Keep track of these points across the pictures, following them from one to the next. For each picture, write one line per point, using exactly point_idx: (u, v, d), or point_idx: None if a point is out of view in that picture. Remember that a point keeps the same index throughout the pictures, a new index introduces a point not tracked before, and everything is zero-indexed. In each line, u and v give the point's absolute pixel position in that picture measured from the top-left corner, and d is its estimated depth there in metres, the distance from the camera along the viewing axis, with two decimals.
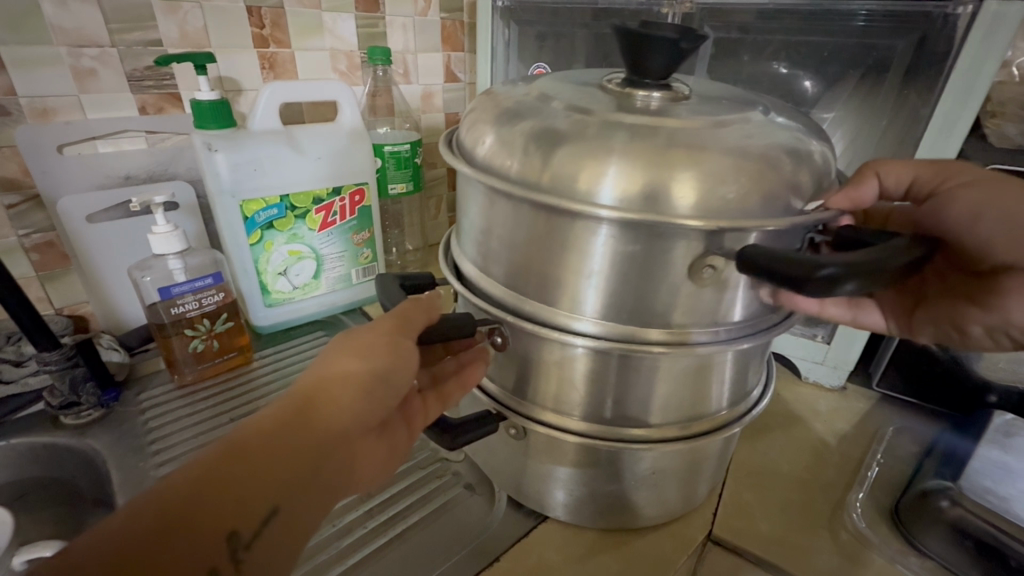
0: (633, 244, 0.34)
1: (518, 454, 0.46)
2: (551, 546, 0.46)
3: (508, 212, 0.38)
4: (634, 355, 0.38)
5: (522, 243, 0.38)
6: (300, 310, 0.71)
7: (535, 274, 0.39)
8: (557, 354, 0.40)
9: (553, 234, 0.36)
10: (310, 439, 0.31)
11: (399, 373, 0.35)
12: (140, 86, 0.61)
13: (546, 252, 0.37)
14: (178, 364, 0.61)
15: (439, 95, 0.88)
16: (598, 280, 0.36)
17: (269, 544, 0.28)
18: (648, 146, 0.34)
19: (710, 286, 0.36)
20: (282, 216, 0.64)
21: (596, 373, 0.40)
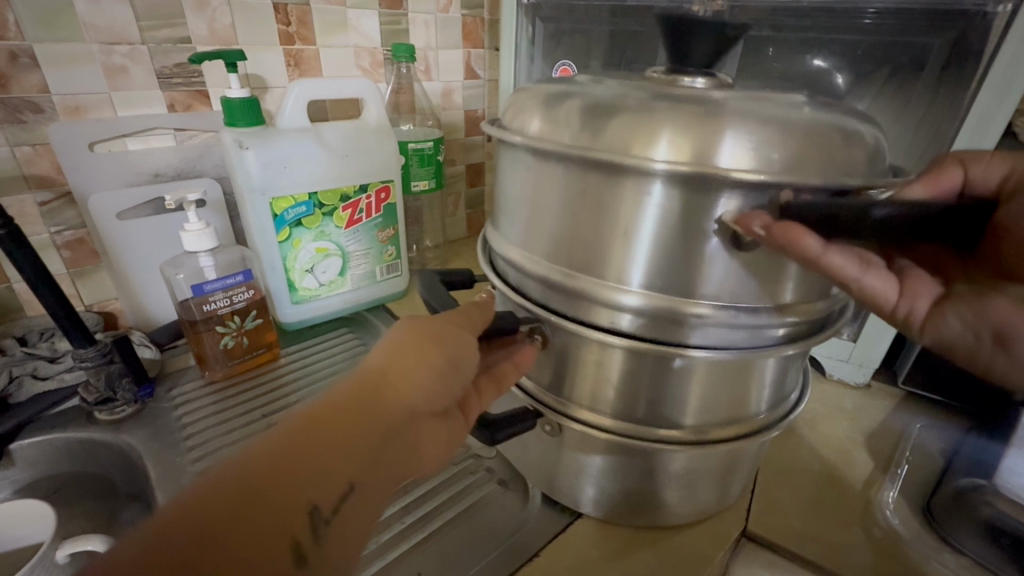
0: (691, 204, 0.33)
1: (552, 451, 0.47)
2: (587, 542, 0.46)
3: (555, 184, 0.37)
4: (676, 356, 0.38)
5: (569, 212, 0.37)
6: (325, 307, 0.71)
7: (583, 244, 0.37)
8: (596, 352, 0.40)
9: (601, 198, 0.35)
10: (382, 420, 0.32)
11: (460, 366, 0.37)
12: (169, 83, 0.61)
13: (592, 216, 0.36)
14: (209, 361, 0.61)
15: (459, 91, 0.88)
16: (645, 243, 0.35)
17: (343, 522, 0.29)
18: (701, 127, 0.33)
19: (757, 278, 0.35)
20: (310, 213, 0.64)
21: (635, 371, 0.40)
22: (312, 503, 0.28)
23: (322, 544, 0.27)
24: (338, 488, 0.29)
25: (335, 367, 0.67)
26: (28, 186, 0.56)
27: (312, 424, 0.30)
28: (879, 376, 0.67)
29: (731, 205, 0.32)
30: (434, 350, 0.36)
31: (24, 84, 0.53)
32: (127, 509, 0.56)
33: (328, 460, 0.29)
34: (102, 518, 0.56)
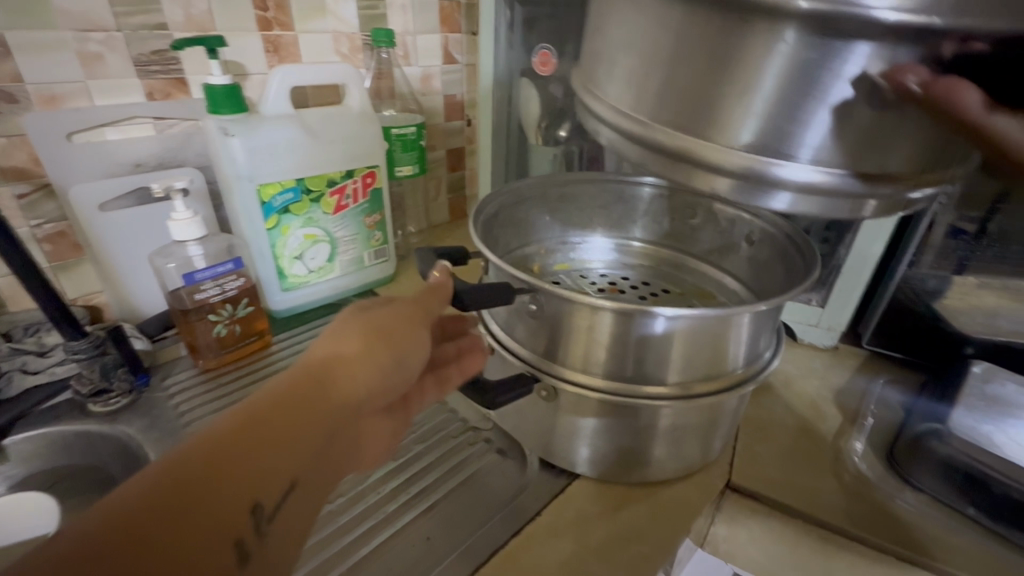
0: (822, 58, 0.26)
1: (547, 417, 0.49)
2: (583, 499, 0.49)
3: (668, 31, 0.29)
4: (662, 320, 0.41)
5: (672, 66, 0.29)
6: (315, 293, 0.72)
7: (690, 101, 0.29)
8: (586, 319, 0.43)
9: (715, 51, 0.28)
10: (328, 418, 0.33)
11: (406, 361, 0.38)
12: (147, 70, 0.60)
13: (700, 67, 0.28)
14: (201, 350, 0.62)
15: (438, 76, 0.88)
16: (760, 102, 0.28)
17: (280, 519, 0.30)
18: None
19: (868, 157, 0.28)
20: (297, 200, 0.64)
21: (625, 334, 0.42)
22: (256, 501, 0.28)
23: (261, 542, 0.29)
24: (282, 487, 0.30)
25: None
26: (5, 179, 0.55)
27: (259, 419, 0.30)
28: (845, 339, 0.72)
29: (879, 56, 0.25)
30: (383, 344, 0.37)
31: None
32: None
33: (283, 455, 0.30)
34: None
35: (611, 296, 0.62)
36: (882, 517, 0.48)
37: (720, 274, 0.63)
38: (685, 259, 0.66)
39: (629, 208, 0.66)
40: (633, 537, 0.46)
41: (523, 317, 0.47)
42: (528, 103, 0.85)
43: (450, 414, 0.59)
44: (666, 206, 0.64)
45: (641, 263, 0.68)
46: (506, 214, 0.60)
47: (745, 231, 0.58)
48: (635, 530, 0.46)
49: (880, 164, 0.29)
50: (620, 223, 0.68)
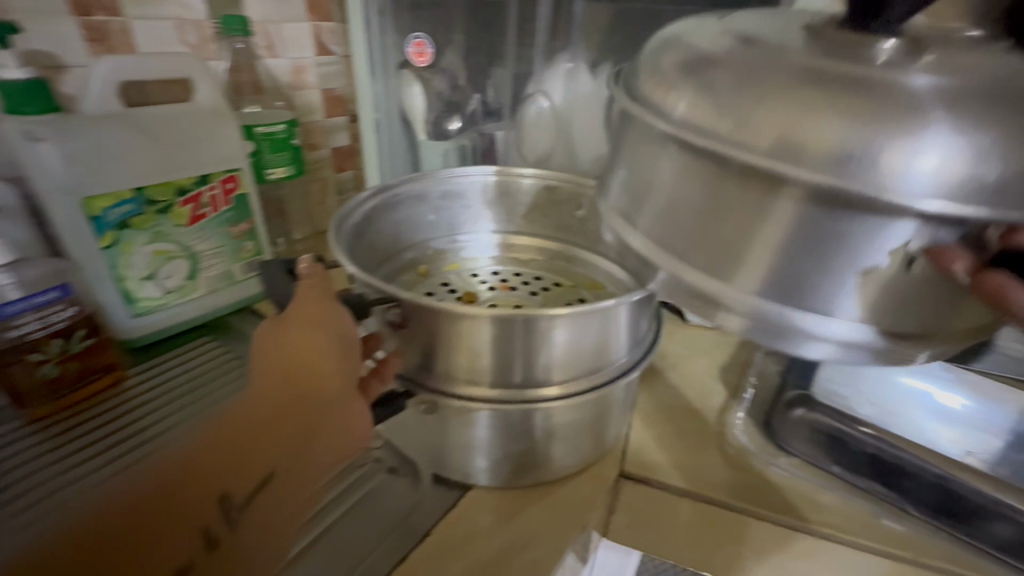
0: (846, 224, 0.29)
1: (434, 430, 0.46)
2: (478, 510, 0.47)
3: (699, 178, 0.32)
4: (534, 320, 0.39)
5: (704, 212, 0.32)
6: (177, 315, 0.64)
7: (724, 254, 0.33)
8: (457, 327, 0.40)
9: (742, 211, 0.31)
10: (283, 418, 0.36)
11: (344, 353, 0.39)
12: None
13: (733, 224, 0.32)
14: (28, 396, 0.52)
15: (311, 69, 0.81)
16: (775, 255, 0.31)
17: (263, 506, 0.34)
18: (920, 117, 0.27)
19: (900, 316, 0.32)
20: (138, 212, 0.56)
21: (502, 339, 0.41)
22: (220, 494, 0.33)
23: (238, 527, 0.33)
24: (249, 481, 0.34)
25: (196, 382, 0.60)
26: None
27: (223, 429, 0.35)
28: None
29: (921, 234, 0.28)
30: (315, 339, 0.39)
31: None
32: None
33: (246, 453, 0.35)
34: None
35: (502, 294, 0.61)
36: (758, 485, 0.50)
37: (608, 264, 0.63)
38: (576, 250, 0.66)
39: (516, 202, 0.64)
40: (527, 543, 0.45)
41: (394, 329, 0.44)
42: (412, 99, 0.80)
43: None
44: (552, 198, 0.63)
45: (533, 258, 0.67)
46: (380, 217, 0.57)
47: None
48: (530, 534, 0.45)
49: (939, 322, 0.33)
50: (509, 218, 0.66)
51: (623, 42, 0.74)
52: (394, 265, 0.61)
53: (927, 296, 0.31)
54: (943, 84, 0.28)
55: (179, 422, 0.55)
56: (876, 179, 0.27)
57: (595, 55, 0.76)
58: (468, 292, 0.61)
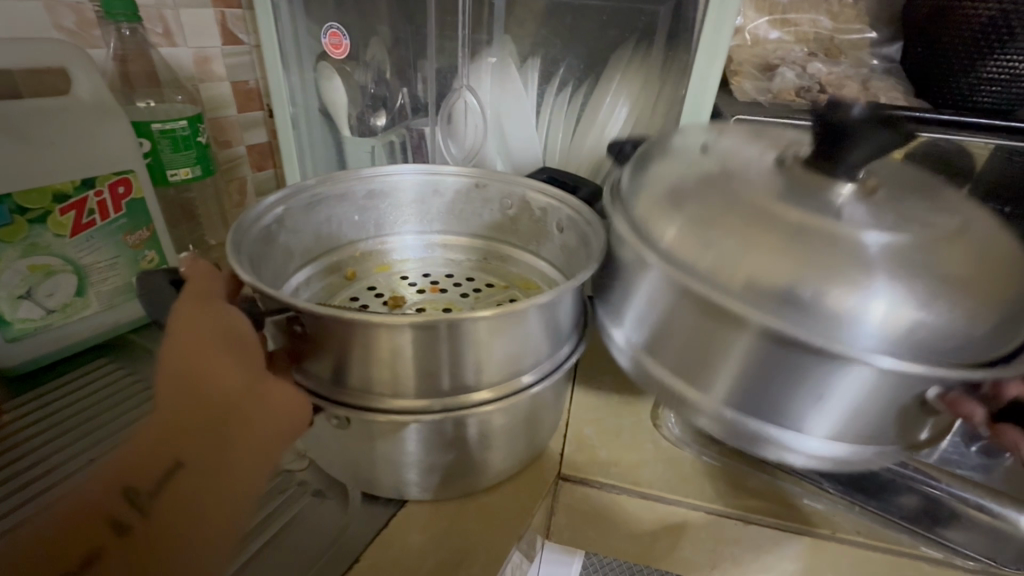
0: (792, 360, 0.35)
1: (358, 449, 0.43)
2: (413, 526, 0.45)
3: (681, 306, 0.39)
4: (456, 324, 0.37)
5: (692, 336, 0.39)
6: (67, 337, 0.56)
7: (699, 366, 0.40)
8: (375, 340, 0.38)
9: (713, 340, 0.38)
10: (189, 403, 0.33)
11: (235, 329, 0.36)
12: None
13: (709, 350, 0.39)
14: None
15: (218, 60, 0.74)
16: (741, 374, 0.38)
17: (177, 500, 0.31)
18: (865, 269, 0.34)
19: (878, 437, 0.38)
20: (4, 223, 0.49)
21: (424, 347, 0.38)
22: (123, 485, 0.31)
23: (151, 515, 0.30)
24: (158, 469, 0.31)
25: (92, 413, 0.54)
26: None
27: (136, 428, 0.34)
28: None
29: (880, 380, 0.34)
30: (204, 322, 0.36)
31: None
32: None
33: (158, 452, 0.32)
34: None
35: (430, 297, 0.60)
36: (693, 475, 0.52)
37: (541, 262, 0.62)
38: (508, 249, 0.64)
39: (443, 201, 0.62)
40: (465, 556, 0.43)
41: (302, 343, 0.40)
42: (334, 93, 0.76)
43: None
44: (481, 196, 0.60)
45: (464, 258, 0.66)
46: (293, 220, 0.53)
47: (556, 218, 0.57)
48: (469, 546, 0.44)
49: (911, 436, 0.39)
50: (436, 218, 0.64)
51: (550, 37, 0.73)
52: (315, 271, 0.59)
53: (897, 414, 0.36)
54: (893, 241, 0.35)
55: (71, 462, 0.49)
56: (840, 334, 0.33)
57: (522, 50, 0.75)
58: (395, 296, 0.60)
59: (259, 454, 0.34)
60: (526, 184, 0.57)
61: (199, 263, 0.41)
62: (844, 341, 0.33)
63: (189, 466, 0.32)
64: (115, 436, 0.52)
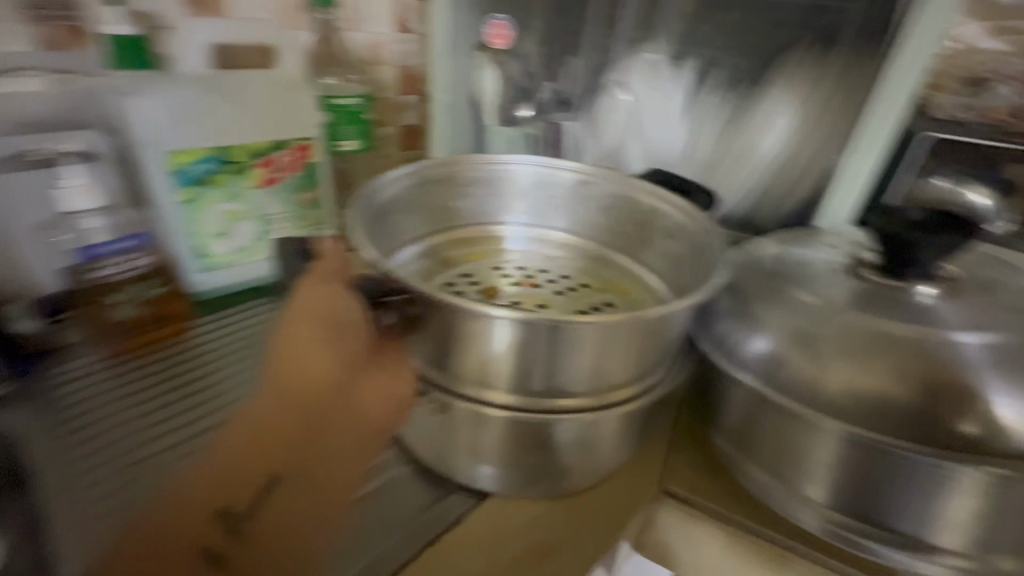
0: (899, 468, 0.39)
1: (444, 428, 0.44)
2: (510, 510, 0.46)
3: (775, 415, 0.44)
4: (559, 327, 0.37)
5: (785, 442, 0.44)
6: (243, 275, 0.65)
7: (795, 464, 0.44)
8: (479, 324, 0.39)
9: (807, 443, 0.42)
10: (288, 415, 0.36)
11: (336, 340, 0.39)
12: (40, 16, 0.53)
13: (803, 452, 0.43)
14: (105, 333, 0.56)
15: (388, 46, 0.81)
16: (842, 472, 0.42)
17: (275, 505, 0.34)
18: (962, 376, 0.39)
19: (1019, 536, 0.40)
20: (217, 171, 0.59)
21: (522, 342, 0.39)
22: (227, 502, 0.33)
23: (257, 524, 0.33)
24: (253, 487, 0.34)
25: (249, 343, 0.61)
26: None
27: (234, 435, 0.36)
28: None
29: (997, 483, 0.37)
30: (313, 325, 0.40)
31: None
32: None
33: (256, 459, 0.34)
34: None
35: (526, 292, 0.58)
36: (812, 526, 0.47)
37: (646, 272, 0.60)
38: (610, 254, 0.62)
39: (552, 196, 0.62)
40: (558, 550, 0.44)
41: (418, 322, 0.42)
42: (483, 83, 0.80)
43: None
44: (585, 194, 0.60)
45: (561, 256, 0.63)
46: (408, 202, 0.56)
47: (662, 225, 0.56)
48: (562, 542, 0.44)
49: None
50: (544, 212, 0.63)
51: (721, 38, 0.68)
52: (426, 250, 0.60)
53: None
54: (983, 343, 0.40)
55: (228, 382, 0.56)
56: (943, 433, 0.38)
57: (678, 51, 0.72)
58: (490, 287, 0.58)
59: (351, 451, 0.36)
60: (634, 187, 0.56)
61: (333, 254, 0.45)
62: (952, 443, 0.38)
63: (285, 479, 0.34)
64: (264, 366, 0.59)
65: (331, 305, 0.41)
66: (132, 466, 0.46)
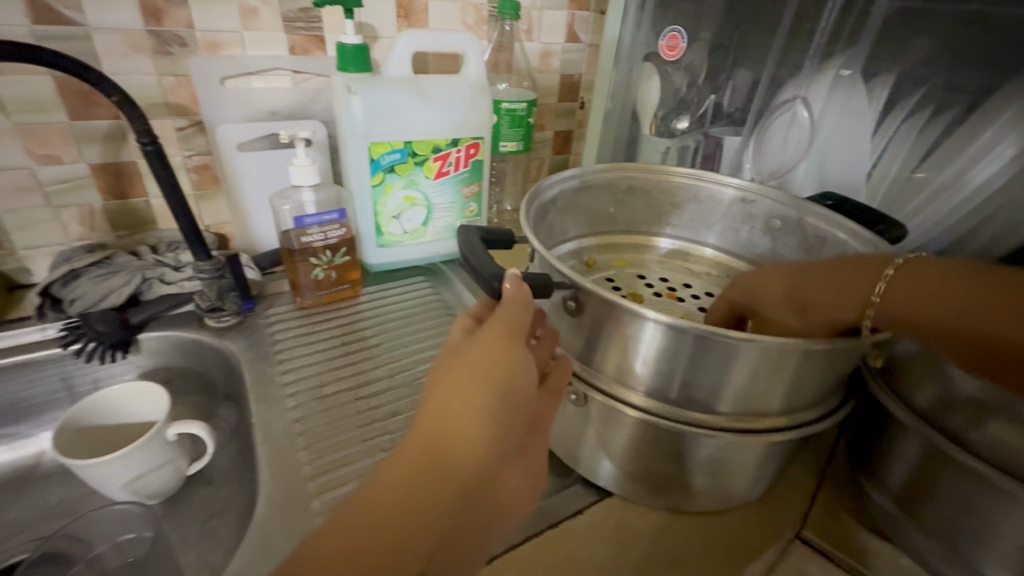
0: None
1: (577, 421, 0.47)
2: (629, 512, 0.47)
3: (957, 482, 0.41)
4: (707, 334, 0.36)
5: (961, 511, 0.41)
6: (408, 254, 0.74)
7: (971, 539, 0.41)
8: (627, 327, 0.39)
9: (989, 515, 0.40)
10: (437, 490, 0.29)
11: (512, 400, 0.33)
12: (293, 26, 0.65)
13: (983, 527, 0.40)
14: (301, 289, 0.67)
15: (557, 54, 0.85)
16: None
17: None
18: None
19: None
20: (403, 161, 0.66)
21: (667, 350, 0.38)
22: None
23: None
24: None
25: (410, 314, 0.70)
26: (168, 112, 0.62)
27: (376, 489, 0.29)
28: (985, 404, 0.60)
29: None
30: (493, 377, 0.33)
31: (174, 19, 0.59)
32: (222, 407, 0.64)
33: (403, 535, 0.28)
34: (202, 411, 0.64)
35: (667, 303, 0.57)
36: None
37: None
38: None
39: (708, 210, 0.61)
40: (678, 564, 0.44)
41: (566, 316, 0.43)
42: (648, 91, 0.80)
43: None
44: (745, 212, 0.58)
45: (706, 273, 0.63)
46: (568, 201, 0.57)
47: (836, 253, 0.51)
48: (683, 557, 0.44)
49: None
50: (695, 226, 0.63)
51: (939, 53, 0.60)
52: (585, 243, 0.63)
53: None
54: None
55: (391, 345, 0.64)
56: None
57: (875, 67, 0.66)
58: (633, 293, 0.58)
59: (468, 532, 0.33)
60: (809, 208, 0.52)
61: (525, 285, 0.38)
62: None
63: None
64: (421, 336, 0.66)
65: (513, 345, 0.35)
66: (314, 401, 0.56)
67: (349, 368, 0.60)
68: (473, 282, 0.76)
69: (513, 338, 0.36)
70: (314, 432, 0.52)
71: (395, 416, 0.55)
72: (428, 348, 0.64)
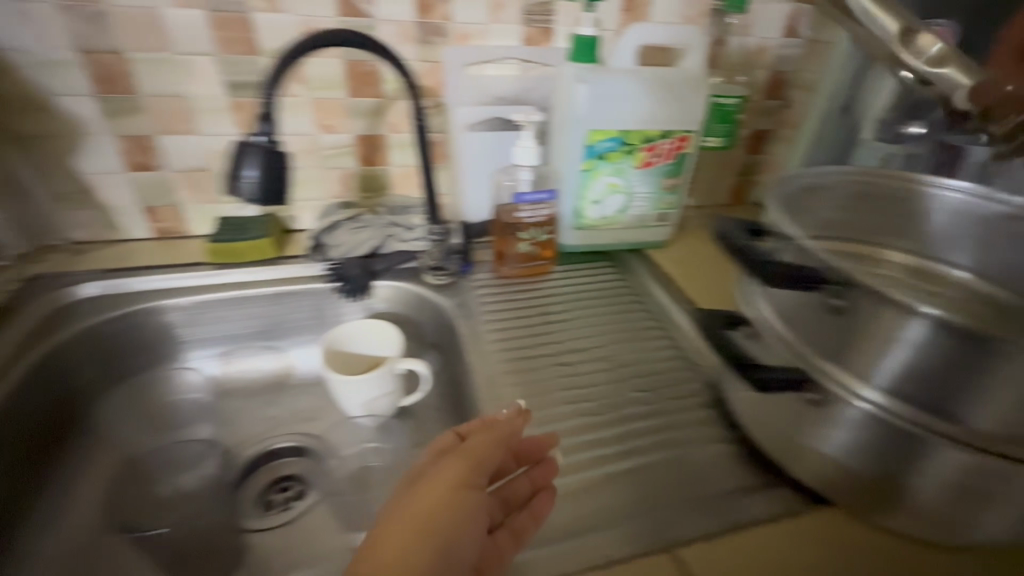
0: None
1: (796, 417, 0.46)
2: (846, 529, 0.45)
3: None
4: (981, 336, 0.36)
5: None
6: (600, 239, 0.77)
7: None
8: (883, 325, 0.39)
9: None
10: None
11: (462, 522, 0.39)
12: (529, 19, 0.71)
13: None
14: (505, 259, 0.74)
15: (770, 50, 0.81)
16: None
17: None
18: None
19: None
20: (614, 149, 0.69)
21: (930, 351, 0.38)
22: None
23: None
24: None
25: (599, 295, 0.73)
26: (417, 94, 0.72)
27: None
28: None
29: None
30: (439, 517, 0.38)
31: (438, 13, 0.67)
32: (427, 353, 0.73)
33: None
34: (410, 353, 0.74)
35: None
36: None
37: None
38: None
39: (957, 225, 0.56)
40: None
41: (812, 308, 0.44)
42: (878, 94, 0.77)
43: (687, 376, 0.60)
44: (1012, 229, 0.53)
45: None
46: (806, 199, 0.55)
47: None
48: None
49: None
50: (938, 242, 0.58)
51: None
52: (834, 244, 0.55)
53: None
54: None
55: (584, 322, 0.68)
56: None
57: None
58: None
59: None
60: None
61: (518, 415, 0.46)
62: None
63: None
64: (611, 316, 0.69)
65: (475, 467, 0.42)
66: (522, 358, 0.62)
67: (548, 335, 0.65)
68: (659, 274, 0.77)
69: (482, 466, 0.42)
70: (526, 384, 0.58)
71: (587, 380, 0.59)
72: (618, 329, 0.67)
